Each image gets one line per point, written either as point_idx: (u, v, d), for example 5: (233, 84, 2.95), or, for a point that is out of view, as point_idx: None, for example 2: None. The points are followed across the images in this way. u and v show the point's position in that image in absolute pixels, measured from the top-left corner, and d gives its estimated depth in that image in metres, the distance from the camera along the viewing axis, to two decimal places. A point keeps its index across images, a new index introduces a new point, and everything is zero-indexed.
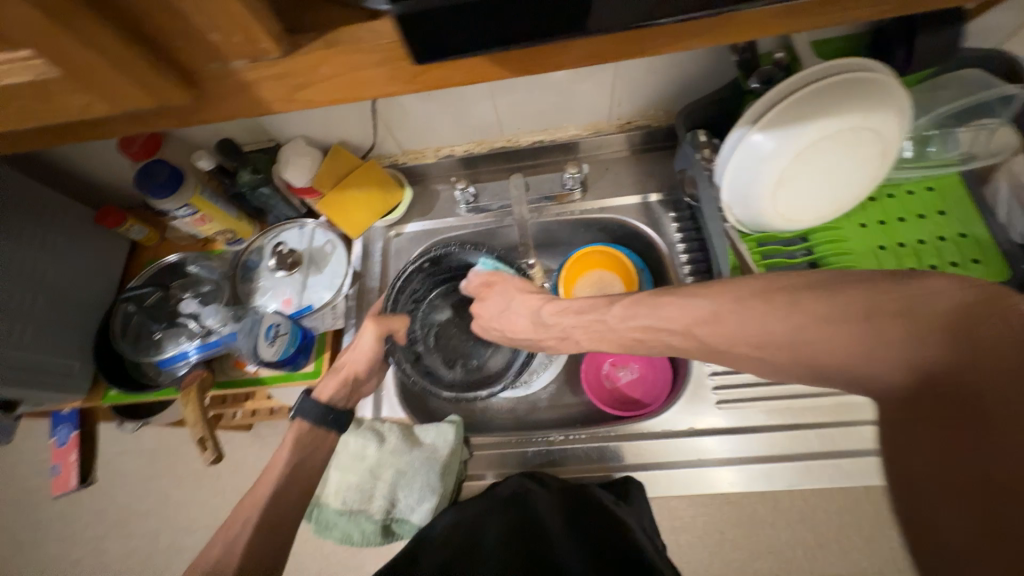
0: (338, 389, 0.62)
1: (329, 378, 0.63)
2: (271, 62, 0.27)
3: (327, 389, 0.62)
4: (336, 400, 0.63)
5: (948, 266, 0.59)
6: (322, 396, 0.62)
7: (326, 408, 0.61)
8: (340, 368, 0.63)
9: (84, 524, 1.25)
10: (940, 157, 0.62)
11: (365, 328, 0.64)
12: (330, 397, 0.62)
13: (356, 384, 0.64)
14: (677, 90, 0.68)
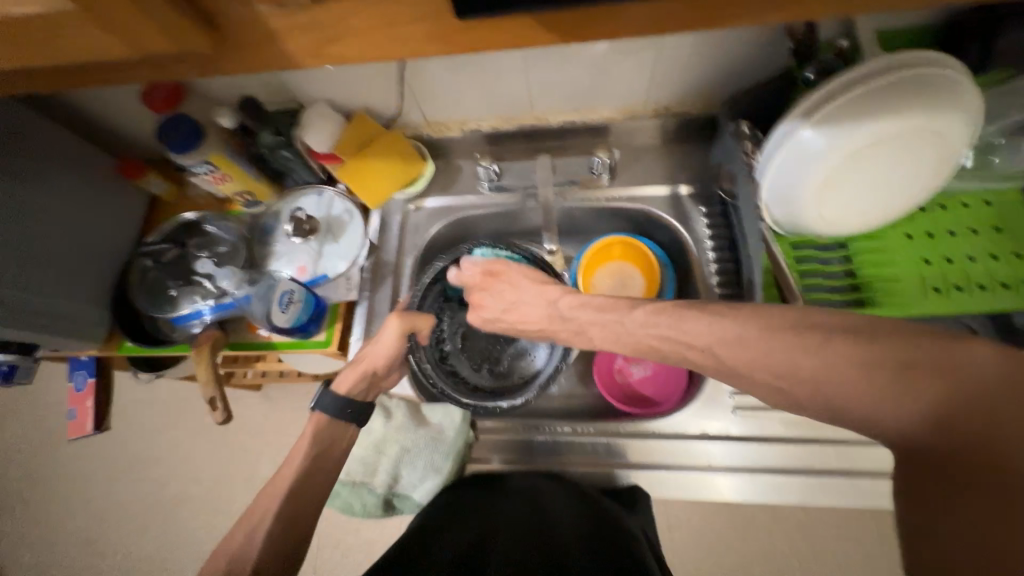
0: (357, 384, 0.59)
1: (347, 371, 0.60)
2: (298, 9, 0.24)
3: (346, 382, 0.59)
4: (357, 392, 0.60)
5: (998, 286, 0.55)
6: (343, 390, 0.59)
7: (345, 401, 0.58)
8: (358, 363, 0.60)
9: (97, 466, 1.30)
10: (1008, 169, 0.58)
11: (390, 321, 0.60)
12: (350, 390, 0.59)
13: (373, 379, 0.61)
14: (722, 77, 0.64)
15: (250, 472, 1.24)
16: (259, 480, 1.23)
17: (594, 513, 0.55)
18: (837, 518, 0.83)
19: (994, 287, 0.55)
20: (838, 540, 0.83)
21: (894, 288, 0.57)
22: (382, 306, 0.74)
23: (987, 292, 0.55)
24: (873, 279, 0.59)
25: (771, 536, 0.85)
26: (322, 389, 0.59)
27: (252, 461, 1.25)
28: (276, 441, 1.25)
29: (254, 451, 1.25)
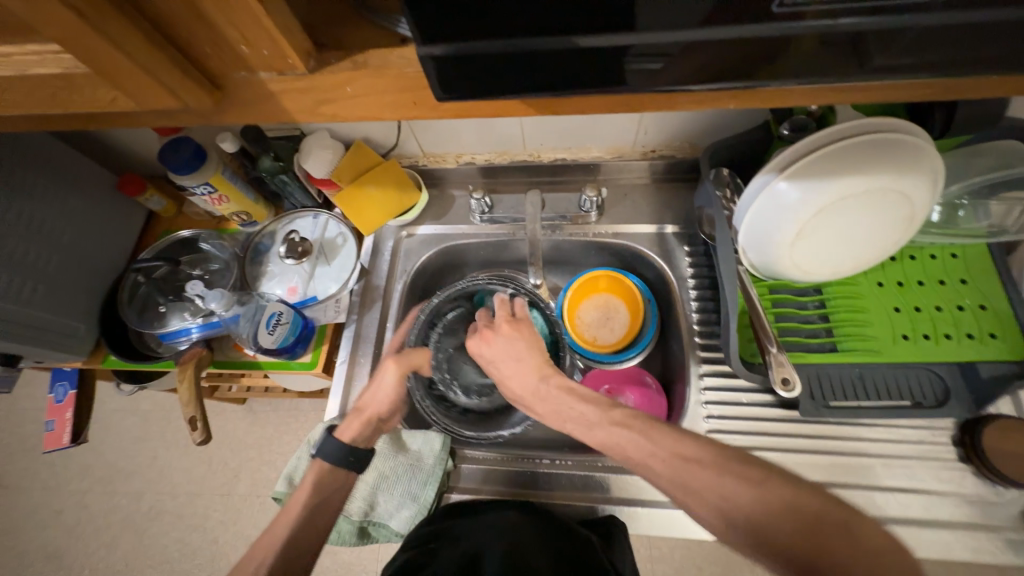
0: (362, 430, 0.60)
1: (351, 418, 0.60)
2: (297, 76, 0.27)
3: (350, 430, 0.59)
4: (359, 441, 0.59)
5: (963, 337, 0.58)
6: (344, 438, 0.59)
7: (348, 450, 0.58)
8: (362, 410, 0.61)
9: (71, 476, 1.28)
10: (969, 225, 0.61)
11: (388, 365, 0.62)
12: (353, 438, 0.59)
13: (377, 428, 0.61)
14: (705, 126, 0.67)
15: (228, 488, 1.22)
16: (237, 498, 1.20)
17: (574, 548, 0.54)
18: None
19: (960, 337, 0.58)
20: None
21: (864, 334, 0.60)
22: (370, 330, 0.74)
23: (953, 341, 0.58)
24: (845, 324, 0.61)
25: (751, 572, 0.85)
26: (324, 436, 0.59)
27: (231, 477, 1.23)
28: (257, 458, 1.24)
29: (233, 467, 1.24)
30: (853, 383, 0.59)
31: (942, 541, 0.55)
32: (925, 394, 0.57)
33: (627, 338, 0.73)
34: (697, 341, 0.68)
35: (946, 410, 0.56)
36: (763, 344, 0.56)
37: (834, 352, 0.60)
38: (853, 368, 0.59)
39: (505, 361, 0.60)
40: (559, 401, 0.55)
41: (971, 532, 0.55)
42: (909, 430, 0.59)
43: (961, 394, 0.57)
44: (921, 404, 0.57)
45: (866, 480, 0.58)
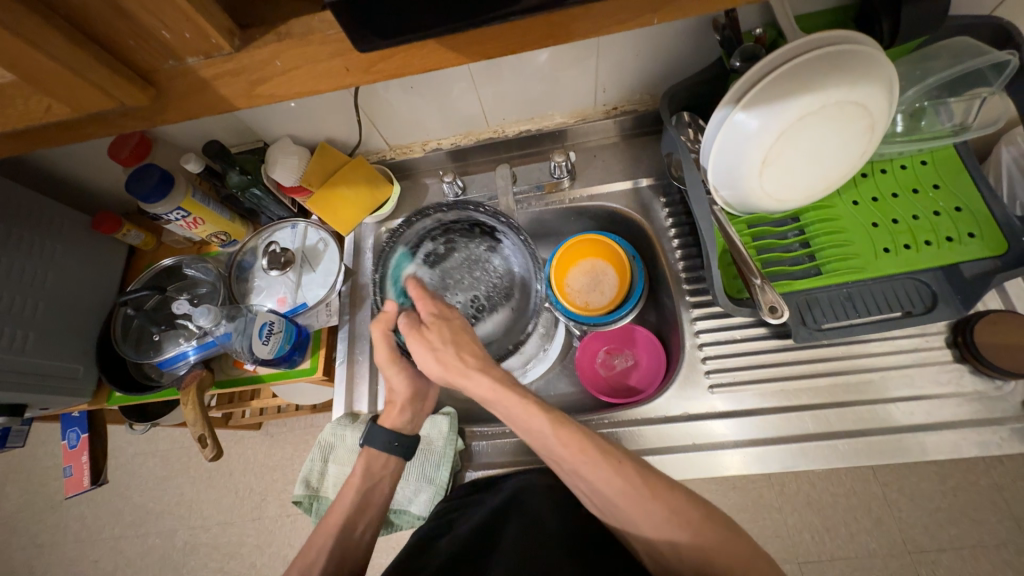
0: (401, 415, 0.61)
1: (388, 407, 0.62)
2: (224, 57, 0.28)
3: (391, 418, 0.62)
4: (402, 425, 0.61)
5: (943, 241, 0.58)
6: (387, 425, 0.61)
7: (392, 435, 0.60)
8: (393, 399, 0.62)
9: (103, 525, 1.29)
10: (933, 129, 0.61)
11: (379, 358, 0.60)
12: (395, 424, 0.61)
13: (419, 407, 0.63)
14: (663, 73, 0.67)
15: (257, 513, 1.23)
16: (268, 520, 1.22)
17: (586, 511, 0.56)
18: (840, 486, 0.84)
19: (940, 242, 0.58)
20: None
21: (846, 253, 0.60)
22: (364, 327, 0.75)
23: (934, 247, 0.58)
24: (826, 247, 0.61)
25: (780, 513, 0.86)
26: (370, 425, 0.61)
27: (259, 501, 1.24)
28: (281, 478, 1.25)
29: (258, 491, 1.25)
30: (842, 303, 0.59)
31: (951, 442, 0.55)
32: (914, 302, 0.58)
33: (620, 297, 0.72)
34: (683, 287, 0.68)
35: (937, 314, 0.57)
36: (749, 279, 0.56)
37: (819, 275, 0.60)
38: (841, 289, 0.59)
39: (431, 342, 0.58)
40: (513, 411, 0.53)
41: (976, 429, 0.55)
42: (904, 339, 0.60)
43: (949, 296, 0.57)
44: (911, 312, 0.58)
45: (869, 397, 0.58)
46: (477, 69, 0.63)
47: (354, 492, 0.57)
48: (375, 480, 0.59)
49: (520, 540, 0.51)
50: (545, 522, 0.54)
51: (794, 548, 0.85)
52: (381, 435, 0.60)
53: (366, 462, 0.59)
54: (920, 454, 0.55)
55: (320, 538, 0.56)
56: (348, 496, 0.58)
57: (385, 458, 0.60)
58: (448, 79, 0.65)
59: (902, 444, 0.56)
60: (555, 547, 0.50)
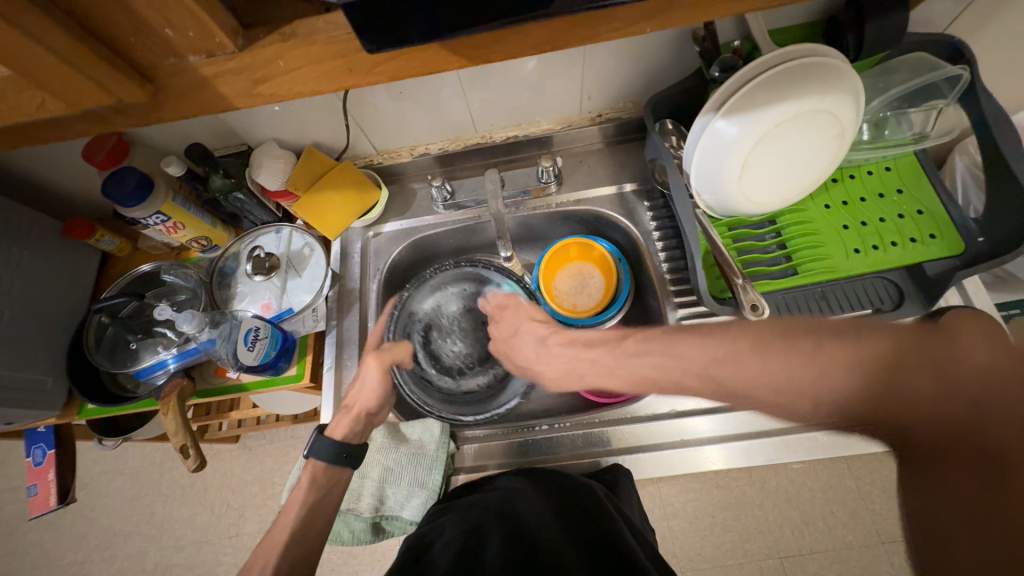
0: (351, 427, 0.62)
1: (339, 417, 0.63)
2: (228, 56, 0.28)
3: (340, 427, 0.62)
4: (348, 436, 0.61)
5: (907, 242, 0.62)
6: (336, 436, 0.61)
7: (338, 446, 0.59)
8: (351, 407, 0.63)
9: (65, 549, 1.22)
10: (895, 137, 0.65)
11: (369, 361, 0.64)
12: (344, 435, 0.61)
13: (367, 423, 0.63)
14: (645, 82, 0.70)
15: (234, 529, 1.18)
16: (246, 537, 1.17)
17: (578, 508, 0.54)
18: (819, 482, 0.87)
19: (905, 243, 0.61)
20: (825, 505, 0.87)
21: (820, 254, 0.63)
22: (352, 332, 0.74)
23: (899, 248, 0.61)
24: (801, 248, 0.64)
25: (762, 509, 0.89)
26: (315, 435, 0.61)
27: (236, 517, 1.19)
28: (261, 493, 1.21)
29: (236, 507, 1.20)
30: (817, 302, 0.62)
31: None
32: (882, 300, 0.61)
33: (607, 301, 0.73)
34: (668, 289, 0.70)
35: (903, 311, 0.60)
36: (731, 278, 0.59)
37: (795, 275, 0.63)
38: (816, 288, 0.62)
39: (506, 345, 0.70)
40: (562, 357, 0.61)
41: None
42: None
43: (914, 294, 0.61)
44: (880, 309, 0.61)
45: None
46: (466, 75, 0.64)
47: (298, 503, 0.57)
48: (323, 489, 0.59)
49: (507, 547, 0.49)
50: (539, 526, 0.52)
51: (777, 543, 0.88)
52: (327, 445, 0.60)
53: (309, 474, 0.59)
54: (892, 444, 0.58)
55: (265, 553, 0.56)
56: (292, 509, 0.58)
57: (330, 468, 0.60)
58: (437, 84, 0.65)
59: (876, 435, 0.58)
60: (541, 554, 0.48)
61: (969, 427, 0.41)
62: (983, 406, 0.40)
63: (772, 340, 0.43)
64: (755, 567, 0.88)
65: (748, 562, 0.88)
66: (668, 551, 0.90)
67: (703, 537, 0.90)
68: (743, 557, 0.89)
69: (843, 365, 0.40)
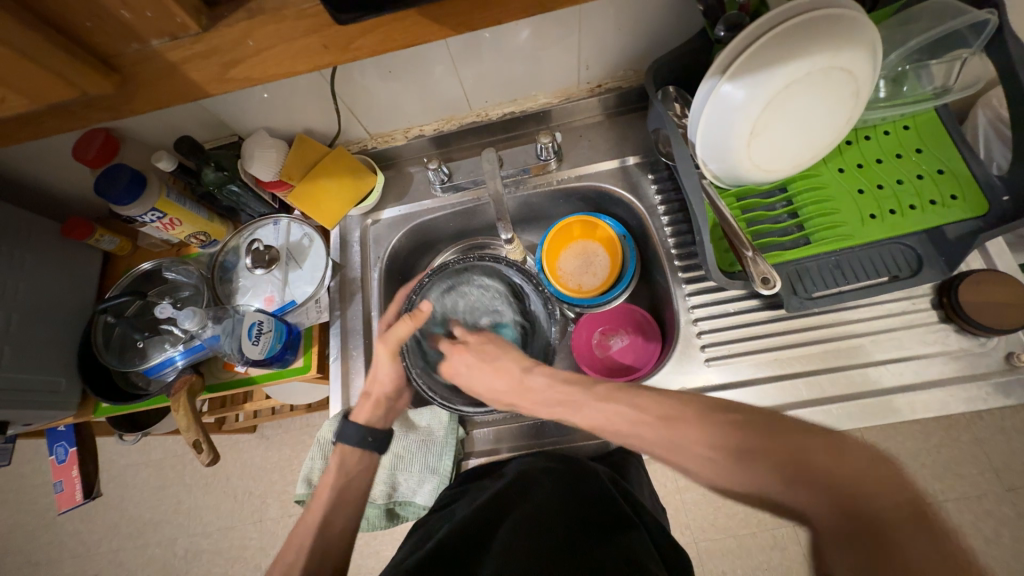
0: (374, 412, 0.62)
1: (362, 402, 0.63)
2: (193, 38, 0.27)
3: (364, 412, 0.62)
4: (375, 421, 0.62)
5: (927, 204, 0.59)
6: (360, 420, 0.61)
7: (366, 430, 0.60)
8: (370, 394, 0.63)
9: (100, 539, 1.27)
10: (915, 94, 0.61)
11: (379, 350, 0.61)
12: (367, 420, 0.62)
13: (391, 406, 0.63)
14: (646, 48, 0.66)
15: (258, 515, 1.22)
16: (270, 522, 1.21)
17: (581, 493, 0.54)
18: None
19: (924, 205, 0.59)
20: None
21: (835, 221, 0.60)
22: (356, 322, 0.74)
23: (918, 211, 0.58)
24: (814, 216, 0.61)
25: None
26: (341, 421, 0.61)
27: (259, 504, 1.23)
28: (280, 480, 1.24)
29: (258, 494, 1.24)
30: (831, 271, 0.59)
31: (939, 399, 0.57)
32: (900, 267, 0.59)
33: (612, 280, 0.72)
34: (676, 264, 0.68)
35: (922, 278, 0.58)
36: (740, 251, 0.56)
37: (808, 245, 0.61)
38: (830, 257, 0.60)
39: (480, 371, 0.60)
40: (543, 390, 0.56)
41: (962, 385, 0.57)
42: (892, 303, 0.61)
43: (933, 259, 0.58)
44: (897, 277, 0.59)
45: (862, 360, 0.60)
46: (456, 51, 0.61)
47: (330, 486, 0.58)
48: (351, 476, 0.59)
49: (513, 535, 0.48)
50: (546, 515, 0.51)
51: None
52: (354, 431, 0.60)
53: (338, 460, 0.60)
54: (910, 414, 0.57)
55: (299, 537, 0.56)
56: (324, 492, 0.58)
57: (360, 453, 0.61)
58: (427, 61, 0.62)
59: (889, 405, 0.57)
60: (547, 547, 0.47)
61: (856, 514, 0.34)
62: (854, 478, 0.35)
63: (688, 415, 0.45)
64: (768, 536, 0.89)
65: (760, 530, 0.89)
66: (682, 523, 0.91)
67: (716, 508, 0.91)
68: (755, 526, 0.90)
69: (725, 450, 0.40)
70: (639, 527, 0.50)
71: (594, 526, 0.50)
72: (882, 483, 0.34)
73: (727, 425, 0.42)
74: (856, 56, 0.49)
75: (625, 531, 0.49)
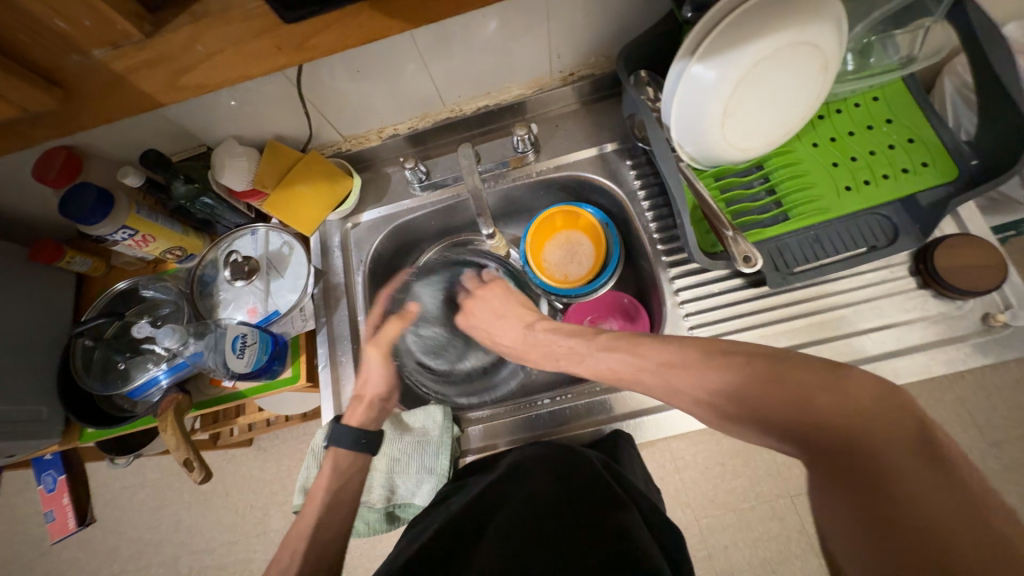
0: (366, 414, 0.64)
1: (354, 405, 0.65)
2: (135, 45, 0.27)
3: (356, 415, 0.64)
4: (367, 422, 0.64)
5: (899, 173, 0.60)
6: (352, 423, 0.63)
7: (358, 432, 0.62)
8: (362, 396, 0.65)
9: (100, 564, 1.25)
10: (881, 64, 0.61)
11: (370, 351, 0.67)
12: (360, 422, 0.64)
13: (384, 406, 0.66)
14: (616, 34, 0.66)
15: (260, 528, 1.21)
16: (273, 533, 1.20)
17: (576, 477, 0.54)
18: None
19: (897, 174, 0.59)
20: None
21: (812, 195, 0.61)
22: (342, 327, 0.73)
23: (891, 180, 0.59)
24: (791, 192, 0.62)
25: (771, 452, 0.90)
26: (332, 424, 0.63)
27: (261, 516, 1.22)
28: (280, 491, 1.23)
29: (259, 506, 1.23)
30: (810, 245, 0.60)
31: (920, 363, 0.58)
32: (877, 236, 0.59)
33: (598, 266, 0.72)
34: (659, 248, 0.68)
35: (899, 246, 0.59)
36: (721, 231, 0.56)
37: (787, 220, 0.61)
38: (809, 232, 0.60)
39: (487, 322, 0.73)
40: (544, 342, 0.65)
41: (941, 348, 0.58)
42: (871, 273, 0.62)
43: (909, 227, 0.59)
44: (875, 247, 0.59)
45: (844, 330, 0.61)
46: (425, 46, 0.60)
47: (323, 489, 0.60)
48: (345, 477, 0.61)
49: (507, 530, 0.49)
50: (540, 505, 0.52)
51: (786, 482, 0.90)
52: (347, 434, 0.62)
53: (332, 463, 0.61)
54: (893, 379, 0.58)
55: (295, 541, 0.58)
56: (319, 495, 0.60)
57: (352, 456, 0.62)
58: (395, 58, 0.61)
59: (870, 371, 0.59)
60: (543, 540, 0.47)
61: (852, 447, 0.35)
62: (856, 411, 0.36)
63: (688, 361, 0.48)
64: (767, 508, 0.90)
65: (760, 503, 0.91)
66: (682, 502, 0.93)
67: (715, 485, 0.92)
68: (755, 499, 0.91)
69: (735, 398, 0.44)
70: (634, 507, 0.51)
71: (588, 512, 0.50)
72: (881, 419, 0.35)
73: (732, 367, 0.45)
74: (822, 29, 0.49)
75: (620, 511, 0.49)
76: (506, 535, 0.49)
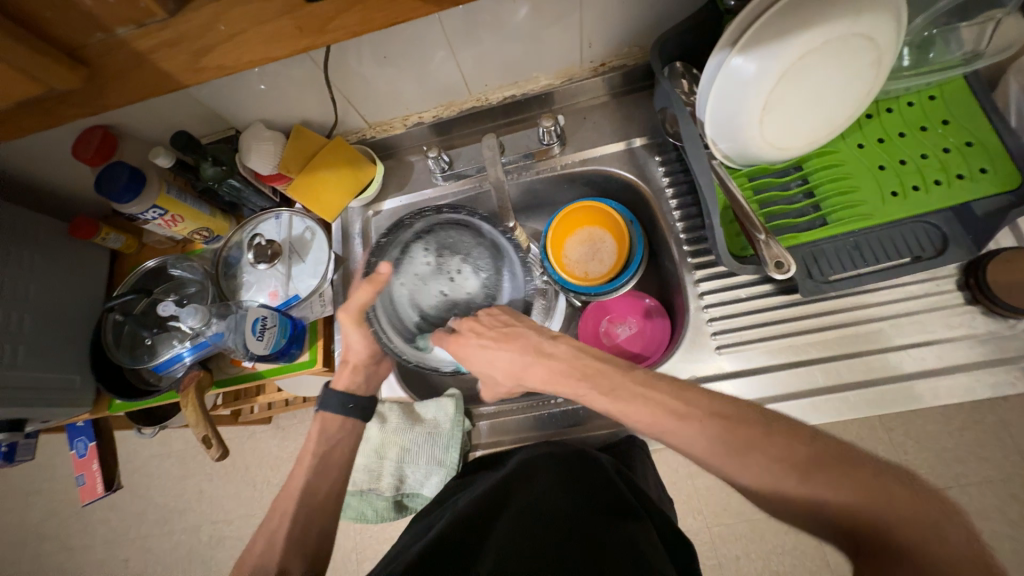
0: (353, 378, 0.65)
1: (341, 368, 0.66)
2: (159, 24, 0.30)
3: (343, 378, 0.65)
4: (354, 386, 0.65)
5: (953, 178, 0.55)
6: (340, 387, 0.64)
7: (345, 397, 0.63)
8: (348, 359, 0.65)
9: (128, 526, 1.31)
10: (942, 60, 0.57)
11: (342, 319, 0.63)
12: (347, 386, 0.65)
13: (372, 370, 0.66)
14: (651, 23, 0.63)
15: None
16: None
17: (586, 488, 0.52)
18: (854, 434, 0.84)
19: (951, 180, 0.55)
20: None
21: (853, 200, 0.57)
22: None
23: (944, 186, 0.55)
24: (831, 195, 0.58)
25: None
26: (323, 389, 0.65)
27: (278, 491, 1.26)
28: None
29: (276, 482, 1.26)
30: (849, 253, 0.57)
31: (963, 384, 0.55)
32: (923, 246, 0.55)
33: (621, 264, 0.69)
34: (685, 248, 0.66)
35: (948, 258, 0.54)
36: (752, 234, 0.53)
37: (825, 226, 0.58)
38: (848, 238, 0.57)
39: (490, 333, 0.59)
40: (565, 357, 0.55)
41: (989, 369, 0.54)
42: (914, 285, 0.58)
43: (960, 237, 0.55)
44: (921, 257, 0.55)
45: (879, 346, 0.57)
46: (453, 32, 0.59)
47: (311, 453, 0.62)
48: (332, 441, 0.64)
49: (513, 531, 0.48)
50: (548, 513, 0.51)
51: None
52: (334, 399, 0.63)
53: (321, 426, 0.64)
54: (931, 400, 0.55)
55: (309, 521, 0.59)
56: (307, 452, 0.63)
57: (341, 419, 0.64)
58: (421, 45, 0.60)
59: (905, 395, 0.55)
60: (548, 543, 0.46)
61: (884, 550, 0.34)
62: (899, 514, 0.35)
63: None
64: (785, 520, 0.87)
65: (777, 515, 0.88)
66: (694, 508, 0.91)
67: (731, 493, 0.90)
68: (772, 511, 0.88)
69: (757, 442, 0.41)
70: (647, 525, 0.49)
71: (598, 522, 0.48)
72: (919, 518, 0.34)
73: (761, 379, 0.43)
74: (879, 19, 0.46)
75: (630, 525, 0.48)
76: (513, 534, 0.47)
